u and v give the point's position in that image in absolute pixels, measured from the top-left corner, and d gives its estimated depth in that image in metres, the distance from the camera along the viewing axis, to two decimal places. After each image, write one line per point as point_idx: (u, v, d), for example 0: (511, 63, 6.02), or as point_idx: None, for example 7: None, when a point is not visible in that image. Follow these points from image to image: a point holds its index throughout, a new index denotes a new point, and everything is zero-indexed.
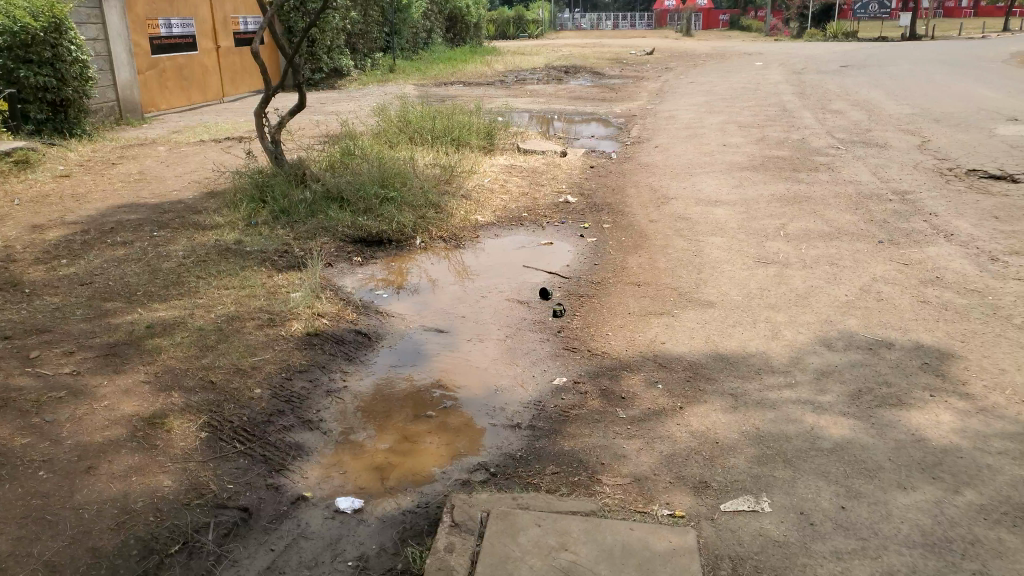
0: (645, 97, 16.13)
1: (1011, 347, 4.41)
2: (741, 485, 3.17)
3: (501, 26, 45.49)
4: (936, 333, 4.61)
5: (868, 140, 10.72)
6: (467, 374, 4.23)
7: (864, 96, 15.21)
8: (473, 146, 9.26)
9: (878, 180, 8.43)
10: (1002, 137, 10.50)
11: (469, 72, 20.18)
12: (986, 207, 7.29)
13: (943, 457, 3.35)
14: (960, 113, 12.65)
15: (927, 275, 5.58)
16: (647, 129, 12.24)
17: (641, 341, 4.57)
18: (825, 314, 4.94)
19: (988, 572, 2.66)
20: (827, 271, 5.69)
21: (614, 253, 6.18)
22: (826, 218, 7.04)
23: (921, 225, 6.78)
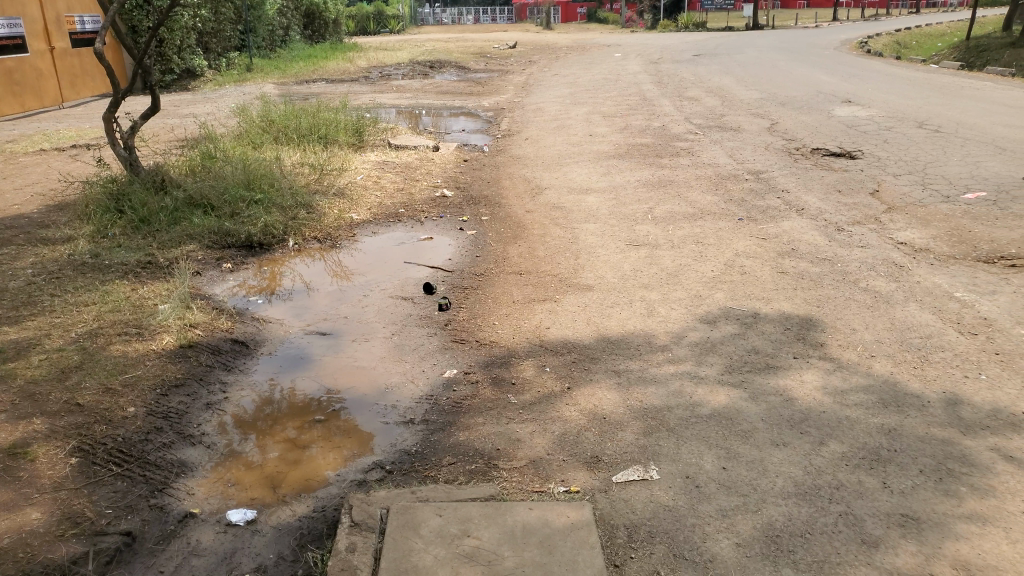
0: (512, 90, 16.35)
1: (859, 308, 4.83)
2: (630, 456, 3.31)
3: (360, 21, 44.64)
4: (795, 301, 4.98)
5: (722, 124, 11.36)
6: (354, 376, 4.17)
7: (716, 83, 16.08)
8: (342, 144, 9.08)
9: (734, 162, 8.95)
10: (839, 118, 11.40)
11: (332, 69, 19.72)
12: (830, 182, 7.91)
13: (808, 413, 3.63)
14: (802, 97, 13.60)
15: (783, 247, 6.00)
16: (516, 121, 12.42)
17: (526, 328, 4.66)
18: (695, 290, 5.21)
19: (854, 512, 2.91)
20: (695, 250, 6.01)
21: (494, 244, 6.25)
22: (689, 200, 7.41)
23: (775, 202, 7.27)
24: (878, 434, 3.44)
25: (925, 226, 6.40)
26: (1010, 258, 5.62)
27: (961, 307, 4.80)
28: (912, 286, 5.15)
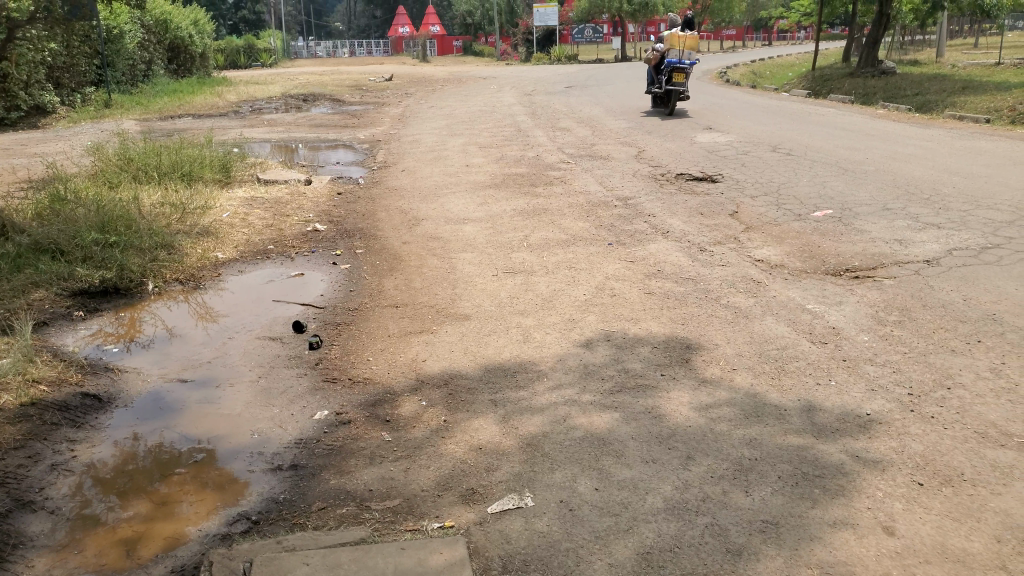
0: (388, 122, 16.31)
1: (722, 323, 5.08)
2: (506, 485, 3.31)
3: (231, 55, 43.35)
4: (662, 320, 5.17)
5: (594, 153, 11.74)
6: (219, 423, 3.97)
7: (588, 113, 16.64)
8: (207, 181, 8.74)
9: (604, 189, 9.25)
10: (702, 144, 12.03)
11: (199, 104, 19.04)
12: (693, 206, 8.31)
13: (676, 429, 3.75)
14: (667, 125, 14.27)
15: (650, 269, 6.23)
16: (392, 153, 12.38)
17: (402, 362, 4.59)
18: (568, 314, 5.32)
19: (718, 522, 3.03)
20: (567, 275, 6.14)
21: (368, 277, 6.16)
22: (562, 227, 7.60)
23: (643, 226, 7.56)
24: (740, 445, 3.60)
25: (779, 243, 6.83)
26: (854, 270, 6.07)
27: (812, 318, 5.13)
28: (768, 300, 5.47)
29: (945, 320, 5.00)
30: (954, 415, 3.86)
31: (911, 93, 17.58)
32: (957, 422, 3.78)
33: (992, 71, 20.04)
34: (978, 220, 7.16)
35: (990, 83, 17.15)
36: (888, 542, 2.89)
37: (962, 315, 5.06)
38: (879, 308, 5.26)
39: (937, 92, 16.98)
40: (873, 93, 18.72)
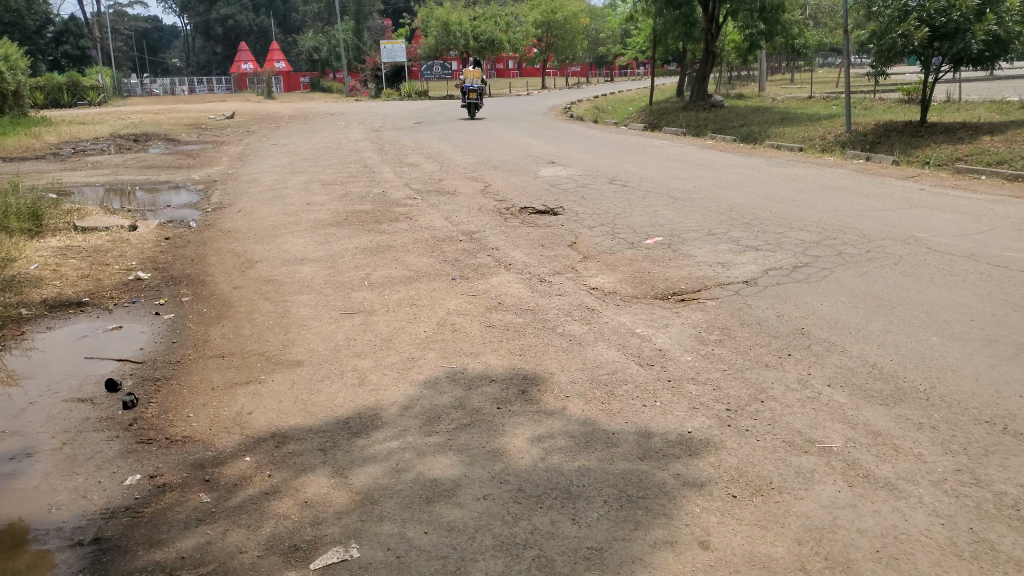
0: (226, 162, 15.70)
1: (558, 352, 5.20)
2: (332, 538, 3.21)
3: (52, 94, 40.37)
4: (500, 352, 5.22)
5: (439, 188, 11.81)
6: (11, 500, 3.58)
7: (435, 149, 16.78)
8: (13, 231, 8.01)
9: (449, 224, 9.29)
10: (545, 178, 12.41)
11: (11, 146, 17.54)
12: (536, 237, 8.52)
13: (508, 462, 3.79)
14: (512, 159, 14.64)
15: (491, 302, 6.30)
16: (229, 193, 11.90)
17: (226, 416, 4.36)
18: (407, 352, 5.26)
19: (545, 553, 3.08)
20: (408, 313, 6.09)
21: (195, 327, 5.83)
22: (406, 263, 7.55)
23: (486, 259, 7.66)
24: (569, 472, 3.69)
25: (614, 271, 7.10)
26: (681, 293, 6.40)
27: (641, 341, 5.35)
28: (601, 326, 5.66)
29: (760, 336, 5.36)
30: (766, 425, 4.14)
31: (737, 124, 18.98)
32: (768, 432, 4.06)
33: (805, 103, 22.03)
34: (790, 241, 7.80)
35: (803, 115, 18.83)
36: (703, 556, 3.08)
37: (775, 330, 5.46)
38: (702, 328, 5.57)
39: (759, 123, 18.46)
40: (704, 126, 20.09)
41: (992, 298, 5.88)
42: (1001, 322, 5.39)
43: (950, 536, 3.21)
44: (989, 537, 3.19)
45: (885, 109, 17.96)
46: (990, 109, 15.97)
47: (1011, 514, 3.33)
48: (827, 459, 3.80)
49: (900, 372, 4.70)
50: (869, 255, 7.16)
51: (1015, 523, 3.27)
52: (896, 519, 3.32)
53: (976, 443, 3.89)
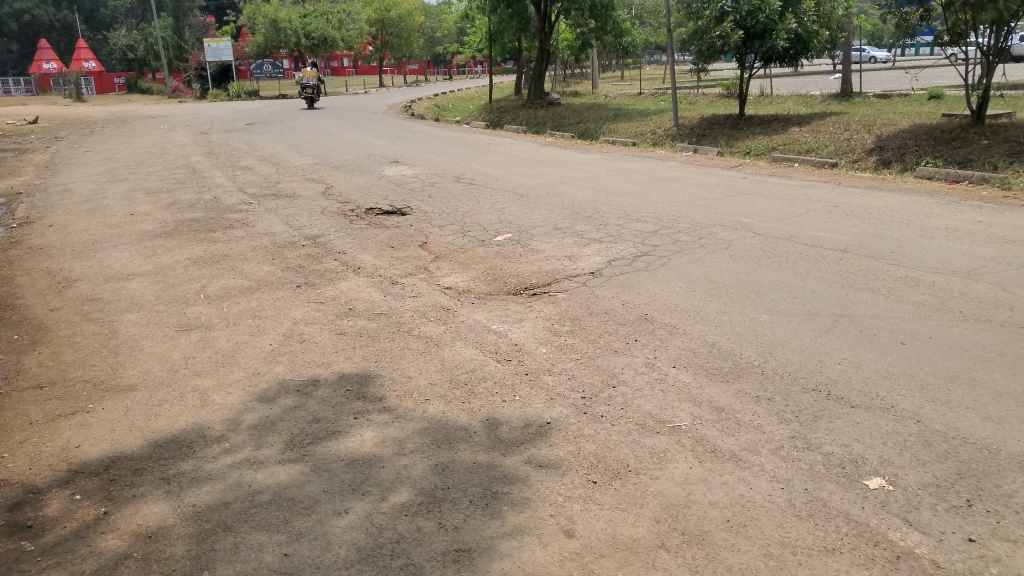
0: (31, 172, 14.20)
1: (413, 355, 5.12)
2: (181, 572, 2.97)
3: None
4: (353, 360, 5.07)
5: (277, 192, 11.31)
6: None
7: (269, 151, 16.06)
8: None
9: (290, 229, 8.91)
10: (388, 178, 12.21)
11: None
12: (383, 239, 8.36)
13: (369, 472, 3.68)
14: (353, 160, 14.30)
15: (340, 308, 6.10)
16: (37, 206, 10.77)
17: (49, 453, 3.93)
18: (253, 367, 4.98)
19: (413, 561, 3.03)
20: (251, 325, 5.77)
21: (4, 357, 5.22)
22: (246, 273, 7.15)
23: (333, 264, 7.42)
24: (431, 475, 3.64)
25: (465, 270, 7.10)
26: (532, 287, 6.51)
27: (497, 337, 5.38)
28: (455, 325, 5.64)
29: (609, 325, 5.56)
30: (619, 410, 4.29)
31: (574, 121, 19.62)
32: (622, 416, 4.21)
33: (635, 100, 23.12)
34: (630, 232, 8.15)
35: (634, 111, 19.76)
36: (569, 545, 3.14)
37: (623, 318, 5.67)
38: (554, 320, 5.68)
39: (595, 120, 19.18)
40: (543, 123, 20.60)
41: (810, 275, 6.44)
42: (819, 297, 5.92)
43: (789, 498, 3.47)
44: (821, 495, 3.48)
45: (707, 104, 19.22)
46: (796, 103, 17.51)
47: (838, 472, 3.65)
48: (677, 438, 3.99)
49: (737, 349, 5.03)
50: (702, 242, 7.63)
51: (843, 480, 3.58)
52: (742, 488, 3.55)
53: (805, 409, 4.24)
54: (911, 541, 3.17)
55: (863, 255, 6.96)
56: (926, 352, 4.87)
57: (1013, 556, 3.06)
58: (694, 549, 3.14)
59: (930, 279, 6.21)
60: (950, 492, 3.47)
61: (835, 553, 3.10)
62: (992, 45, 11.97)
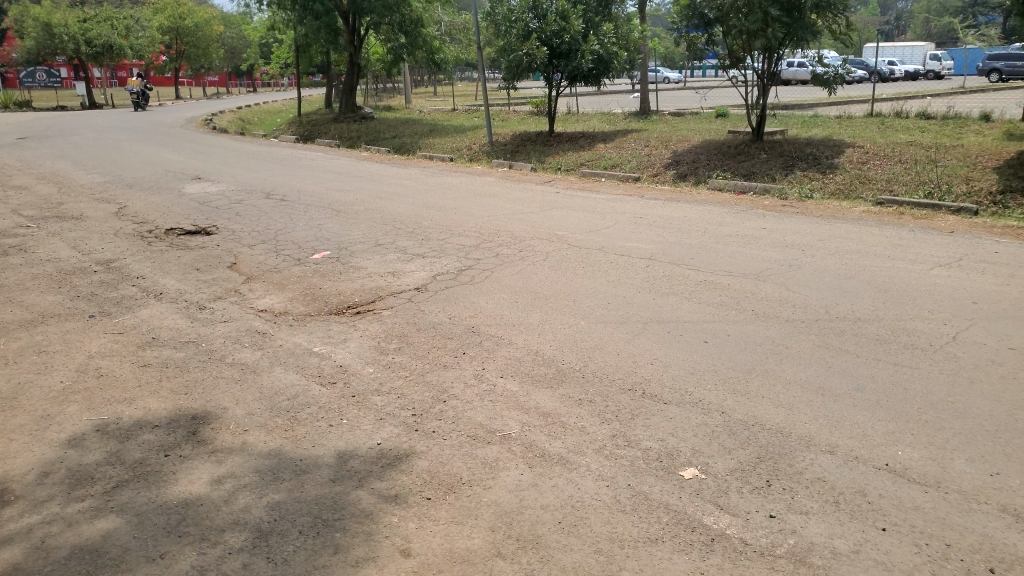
0: None
1: (230, 383, 4.83)
2: None
3: None
4: (161, 393, 4.68)
5: (60, 213, 10.23)
6: None
7: (48, 168, 14.52)
8: None
9: (79, 254, 8.08)
10: (190, 196, 11.43)
11: None
12: (187, 262, 7.82)
13: (186, 512, 3.42)
14: (150, 177, 13.28)
15: (144, 338, 5.63)
16: None
17: None
18: (40, 409, 4.45)
19: None
20: (36, 362, 5.16)
21: None
22: (26, 304, 6.40)
23: (131, 290, 6.82)
24: (256, 509, 3.45)
25: (282, 290, 6.81)
26: (355, 305, 6.37)
27: (320, 360, 5.19)
28: (274, 350, 5.38)
29: (436, 339, 5.56)
30: (450, 424, 4.29)
31: (389, 135, 19.51)
32: (453, 431, 4.21)
33: (449, 115, 23.45)
34: (452, 246, 8.21)
35: (448, 126, 20.05)
36: (406, 564, 3.10)
37: (449, 332, 5.69)
38: (380, 338, 5.59)
39: (409, 134, 19.21)
40: (357, 137, 20.32)
41: (622, 282, 6.83)
42: (630, 303, 6.28)
43: (614, 495, 3.63)
44: (643, 489, 3.68)
45: (518, 121, 19.91)
46: (600, 120, 18.57)
47: (657, 466, 3.88)
48: (508, 446, 4.06)
49: (560, 356, 5.21)
50: (521, 254, 7.85)
51: (661, 473, 3.81)
52: (572, 490, 3.67)
53: (624, 409, 4.47)
54: (722, 522, 3.44)
55: (667, 262, 7.48)
56: (726, 348, 5.32)
57: (807, 526, 3.40)
58: (529, 553, 3.20)
59: (726, 282, 6.80)
60: (752, 475, 3.80)
61: (657, 542, 3.29)
62: (765, 70, 13.34)
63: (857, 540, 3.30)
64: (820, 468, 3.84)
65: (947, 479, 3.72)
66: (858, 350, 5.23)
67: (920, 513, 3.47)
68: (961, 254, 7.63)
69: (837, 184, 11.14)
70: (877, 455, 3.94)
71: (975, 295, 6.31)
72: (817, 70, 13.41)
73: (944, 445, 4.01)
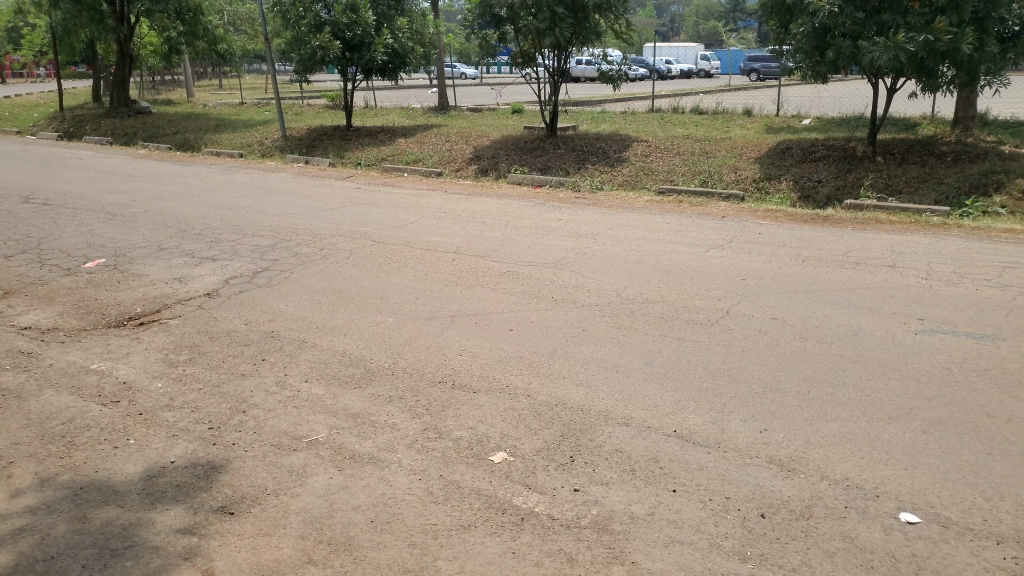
0: None
1: None
2: None
3: None
4: None
5: None
6: None
7: None
8: None
9: None
10: None
11: None
12: None
13: None
14: None
15: None
16: None
17: None
18: None
19: None
20: None
21: None
22: None
23: None
24: (29, 550, 3.10)
25: (49, 304, 6.12)
26: (137, 316, 5.87)
27: (99, 378, 4.74)
28: (43, 371, 4.83)
29: (232, 347, 5.27)
30: (251, 434, 4.10)
31: (171, 132, 18.13)
32: (256, 441, 4.02)
33: (238, 110, 22.23)
34: (247, 248, 7.81)
35: (238, 121, 19.00)
36: None
37: (247, 339, 5.42)
38: (168, 350, 5.20)
39: (194, 130, 17.98)
40: (133, 133, 18.68)
41: (427, 276, 6.87)
42: (436, 297, 6.33)
43: (426, 487, 3.65)
44: (455, 478, 3.74)
45: (313, 115, 19.29)
46: (399, 115, 18.47)
47: (467, 454, 3.95)
48: (315, 451, 3.94)
49: (367, 355, 5.14)
50: (322, 253, 7.63)
51: (472, 460, 3.89)
52: (384, 487, 3.64)
53: (434, 402, 4.50)
54: (530, 501, 3.57)
55: (470, 255, 7.62)
56: (529, 335, 5.52)
57: (608, 495, 3.63)
58: (342, 556, 3.14)
59: (528, 272, 7.06)
60: (557, 452, 3.99)
61: (470, 529, 3.36)
62: (556, 67, 13.97)
63: (651, 503, 3.58)
64: (617, 440, 4.11)
65: (725, 438, 4.13)
66: (647, 328, 5.65)
67: (703, 472, 3.82)
68: (730, 237, 8.47)
69: (624, 176, 11.92)
70: (667, 423, 4.29)
71: (744, 273, 7.02)
72: (602, 68, 14.23)
73: (722, 408, 4.45)
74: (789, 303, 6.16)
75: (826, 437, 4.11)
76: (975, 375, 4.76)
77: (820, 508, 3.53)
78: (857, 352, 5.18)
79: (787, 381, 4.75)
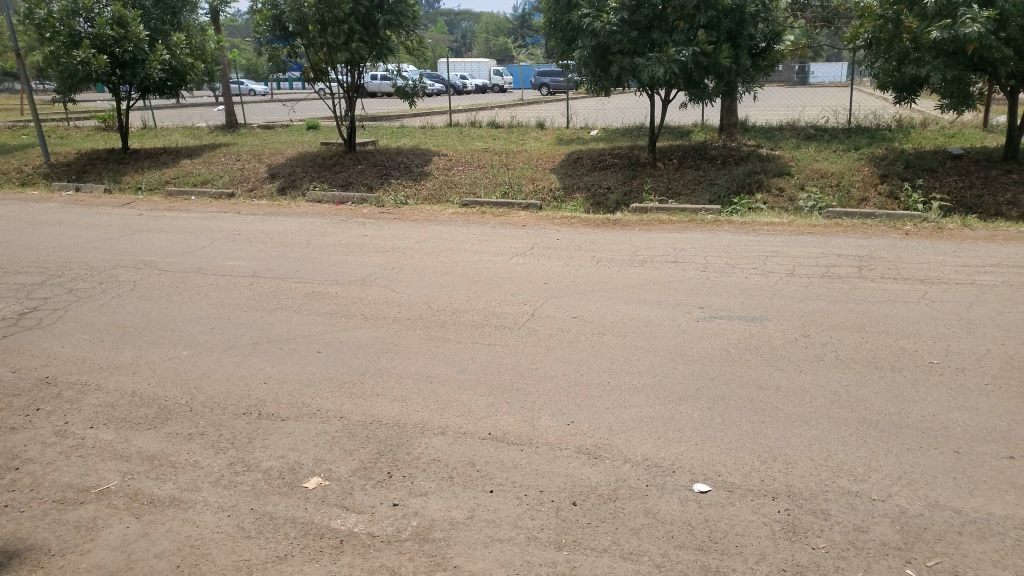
0: None
1: None
2: None
3: None
4: None
5: None
6: None
7: None
8: None
9: None
10: None
11: None
12: None
13: None
14: None
15: None
16: None
17: None
18: None
19: None
20: None
21: None
22: None
23: None
24: None
25: None
26: None
27: None
28: None
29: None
30: (27, 493, 3.69)
31: None
32: (33, 499, 3.63)
33: None
34: (8, 288, 6.99)
35: None
36: None
37: (14, 389, 4.85)
38: None
39: None
40: None
41: (225, 303, 6.54)
42: (236, 324, 6.03)
43: (236, 523, 3.49)
44: (267, 509, 3.60)
45: (81, 138, 17.60)
46: (183, 135, 17.35)
47: (279, 484, 3.82)
48: (106, 502, 3.62)
49: (161, 392, 4.80)
50: (102, 287, 6.99)
51: (284, 490, 3.76)
52: (189, 529, 3.43)
53: (239, 434, 4.29)
54: (349, 522, 3.52)
55: (271, 277, 7.34)
56: (339, 355, 5.44)
57: (427, 505, 3.67)
58: None
59: (334, 291, 6.92)
60: (373, 470, 3.96)
61: (287, 558, 3.25)
62: (350, 83, 13.86)
63: (469, 507, 3.66)
64: (434, 450, 4.15)
65: (536, 435, 4.31)
66: (457, 337, 5.77)
67: (517, 470, 3.97)
68: (530, 244, 8.84)
69: (427, 190, 12.04)
70: (481, 427, 4.40)
71: (546, 278, 7.36)
72: (397, 83, 14.27)
73: (533, 406, 4.65)
74: (588, 303, 6.55)
75: (627, 423, 4.42)
76: (748, 353, 5.34)
77: (625, 489, 3.79)
78: (648, 342, 5.61)
79: (589, 375, 5.05)
